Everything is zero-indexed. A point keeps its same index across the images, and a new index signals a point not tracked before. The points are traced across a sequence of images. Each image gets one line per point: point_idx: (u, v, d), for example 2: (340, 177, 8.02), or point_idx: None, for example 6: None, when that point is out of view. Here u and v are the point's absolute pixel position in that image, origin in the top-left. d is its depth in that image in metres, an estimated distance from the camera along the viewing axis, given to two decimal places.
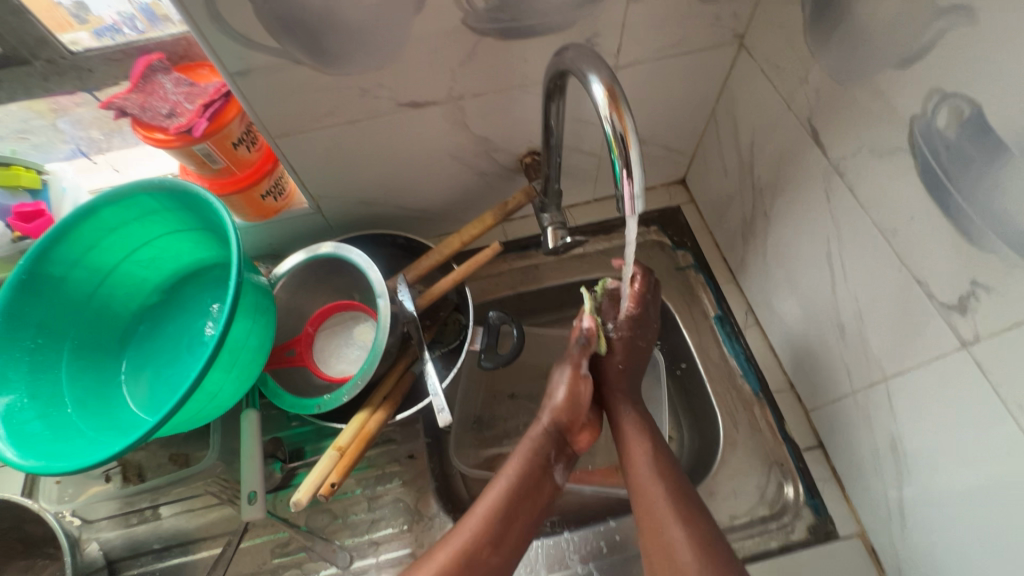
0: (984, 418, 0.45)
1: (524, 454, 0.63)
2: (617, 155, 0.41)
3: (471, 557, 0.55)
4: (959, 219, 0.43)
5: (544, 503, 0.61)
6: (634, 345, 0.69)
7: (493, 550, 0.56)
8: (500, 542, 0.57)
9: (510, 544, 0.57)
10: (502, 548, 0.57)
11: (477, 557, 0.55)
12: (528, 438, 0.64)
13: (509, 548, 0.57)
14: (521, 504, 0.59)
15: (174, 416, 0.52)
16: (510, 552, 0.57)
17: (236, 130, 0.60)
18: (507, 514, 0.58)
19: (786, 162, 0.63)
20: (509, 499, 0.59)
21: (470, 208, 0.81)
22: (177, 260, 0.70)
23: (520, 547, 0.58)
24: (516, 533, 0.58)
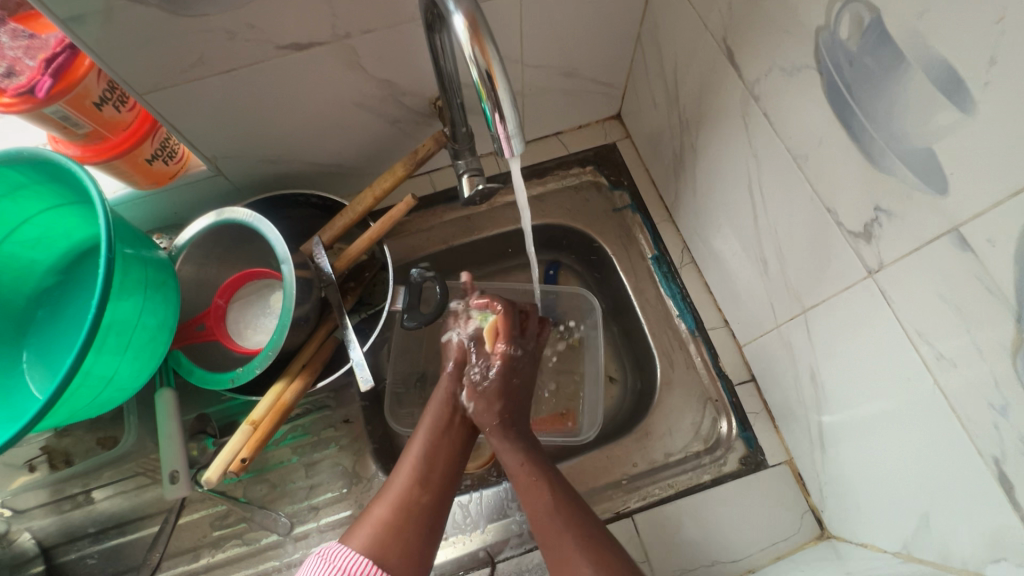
0: (889, 346, 0.45)
1: (435, 402, 0.65)
2: (486, 100, 0.38)
3: (403, 503, 0.55)
4: (864, 141, 0.40)
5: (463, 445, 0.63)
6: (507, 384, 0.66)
7: (423, 490, 0.57)
8: (427, 482, 0.57)
9: (439, 485, 0.58)
10: (432, 488, 0.57)
11: (408, 498, 0.56)
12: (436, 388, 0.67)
13: (438, 487, 0.58)
14: (442, 447, 0.61)
15: (59, 404, 0.49)
16: (440, 493, 0.57)
17: (94, 88, 0.54)
18: (432, 460, 0.59)
19: (708, 90, 0.59)
20: (430, 446, 0.60)
21: (390, 159, 0.76)
22: (68, 237, 0.63)
23: (450, 488, 0.59)
24: (444, 475, 0.59)
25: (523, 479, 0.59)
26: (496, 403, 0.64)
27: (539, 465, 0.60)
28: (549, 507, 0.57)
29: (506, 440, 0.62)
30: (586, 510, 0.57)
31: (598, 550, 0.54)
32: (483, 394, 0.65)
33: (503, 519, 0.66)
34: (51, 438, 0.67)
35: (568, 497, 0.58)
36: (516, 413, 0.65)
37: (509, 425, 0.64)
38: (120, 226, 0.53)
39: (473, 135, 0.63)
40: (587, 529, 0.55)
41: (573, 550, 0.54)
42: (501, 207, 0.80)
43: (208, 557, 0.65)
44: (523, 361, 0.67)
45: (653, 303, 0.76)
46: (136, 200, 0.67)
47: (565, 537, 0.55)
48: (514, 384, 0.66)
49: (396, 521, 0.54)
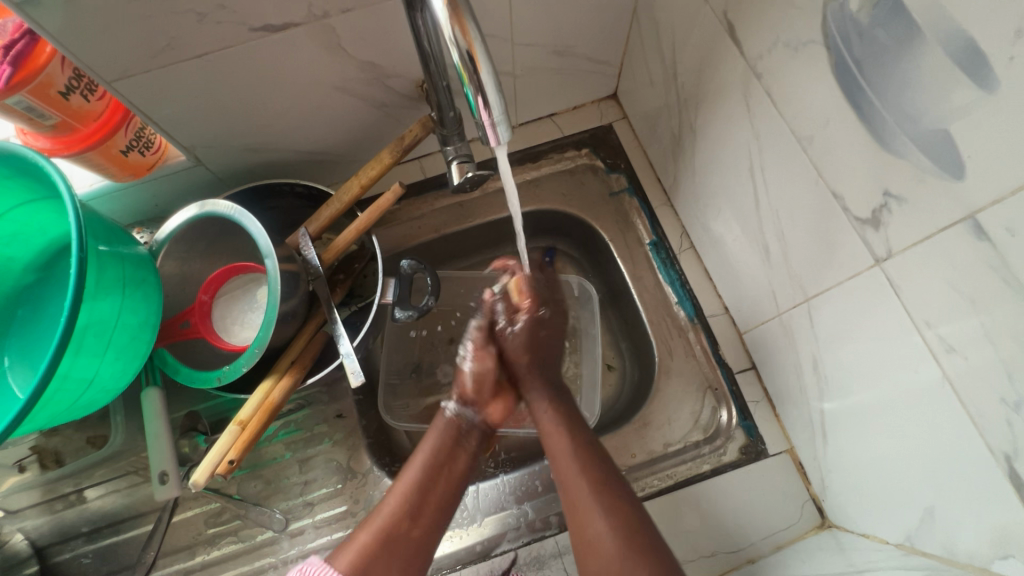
0: (895, 337, 0.43)
1: (434, 432, 0.63)
2: (468, 84, 0.36)
3: (390, 535, 0.54)
4: (873, 122, 0.38)
5: (460, 483, 0.60)
6: (552, 326, 0.69)
7: (414, 523, 0.55)
8: (419, 514, 0.56)
9: (431, 518, 0.56)
10: (423, 520, 0.56)
11: (396, 528, 0.54)
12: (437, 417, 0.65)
13: (430, 520, 0.56)
14: (437, 483, 0.59)
15: (36, 408, 0.47)
16: (432, 526, 0.56)
17: (59, 75, 0.51)
18: (424, 493, 0.57)
19: (708, 67, 0.56)
20: (426, 476, 0.58)
21: (378, 145, 0.73)
22: (45, 233, 0.59)
23: (442, 519, 0.57)
24: (438, 504, 0.58)
25: (550, 429, 0.62)
26: (521, 355, 0.67)
27: (567, 413, 0.63)
28: (569, 453, 0.59)
29: (535, 391, 0.66)
30: (608, 464, 0.59)
31: (618, 506, 0.55)
32: (514, 346, 0.68)
33: (500, 513, 0.65)
34: (40, 437, 0.66)
35: (595, 458, 0.59)
36: (545, 361, 0.68)
37: (538, 373, 0.67)
38: (92, 221, 0.51)
39: (461, 120, 0.60)
40: (612, 484, 0.57)
41: (595, 508, 0.55)
42: (494, 193, 0.78)
43: (203, 555, 0.65)
44: (550, 314, 0.70)
45: (651, 290, 0.74)
46: (114, 192, 0.65)
47: (584, 487, 0.56)
48: (544, 336, 0.68)
49: (380, 551, 0.53)
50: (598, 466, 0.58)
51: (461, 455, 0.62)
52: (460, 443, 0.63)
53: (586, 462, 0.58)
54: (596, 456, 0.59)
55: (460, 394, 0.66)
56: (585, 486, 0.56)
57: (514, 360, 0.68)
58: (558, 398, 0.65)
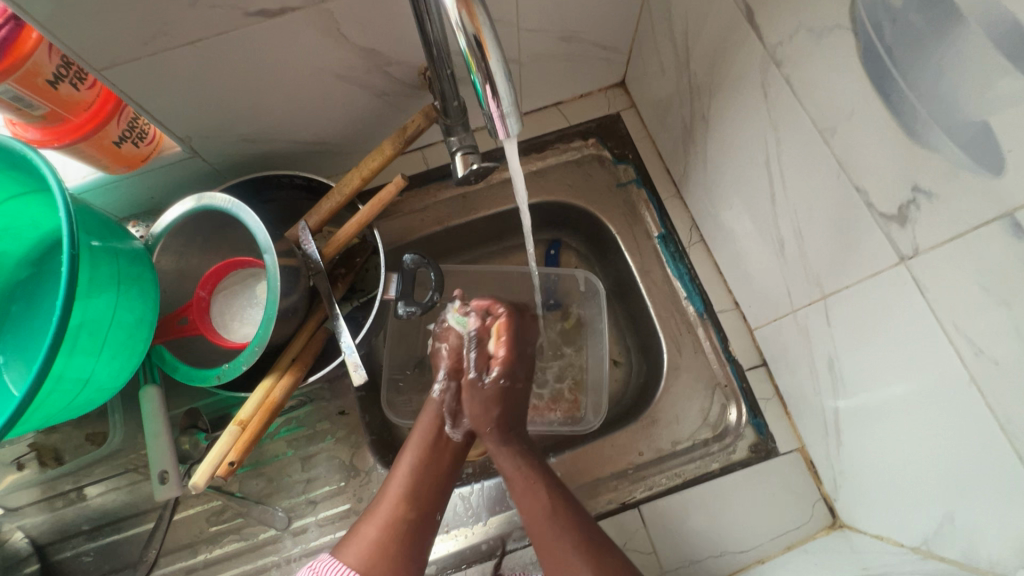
0: (918, 337, 0.41)
1: (426, 417, 0.63)
2: (476, 72, 0.34)
3: (390, 524, 0.55)
4: (904, 113, 0.36)
5: (454, 463, 0.61)
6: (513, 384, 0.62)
7: (411, 507, 0.56)
8: (416, 500, 0.57)
9: (427, 500, 0.57)
10: (420, 504, 0.57)
11: (395, 516, 0.56)
12: (428, 400, 0.64)
13: (426, 505, 0.57)
14: (430, 467, 0.59)
15: (30, 410, 0.46)
16: (429, 510, 0.57)
17: (47, 63, 0.49)
18: (421, 481, 0.58)
19: (724, 55, 0.53)
20: (420, 464, 0.59)
21: (379, 135, 0.71)
22: (38, 227, 0.57)
23: (438, 502, 0.58)
24: (433, 489, 0.58)
25: (521, 484, 0.58)
26: (490, 409, 0.61)
27: (531, 468, 0.59)
28: (544, 510, 0.56)
29: (502, 443, 0.60)
30: (586, 517, 0.56)
31: (602, 570, 0.53)
32: (478, 398, 0.61)
33: (505, 511, 0.64)
34: (39, 435, 0.65)
35: (575, 515, 0.56)
36: (511, 415, 0.62)
37: (505, 427, 0.61)
38: (84, 216, 0.49)
39: (465, 109, 0.58)
40: (594, 540, 0.55)
41: (581, 567, 0.53)
42: (498, 184, 0.76)
43: (206, 552, 0.64)
44: (519, 366, 0.63)
45: (659, 284, 0.72)
46: (108, 184, 0.63)
47: (566, 545, 0.54)
48: (511, 388, 0.63)
49: (384, 540, 0.54)
50: (575, 527, 0.55)
51: (452, 435, 0.62)
52: (451, 424, 0.62)
53: (563, 521, 0.55)
54: (572, 515, 0.56)
55: (445, 366, 0.63)
56: (567, 543, 0.54)
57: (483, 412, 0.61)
58: (528, 451, 0.60)
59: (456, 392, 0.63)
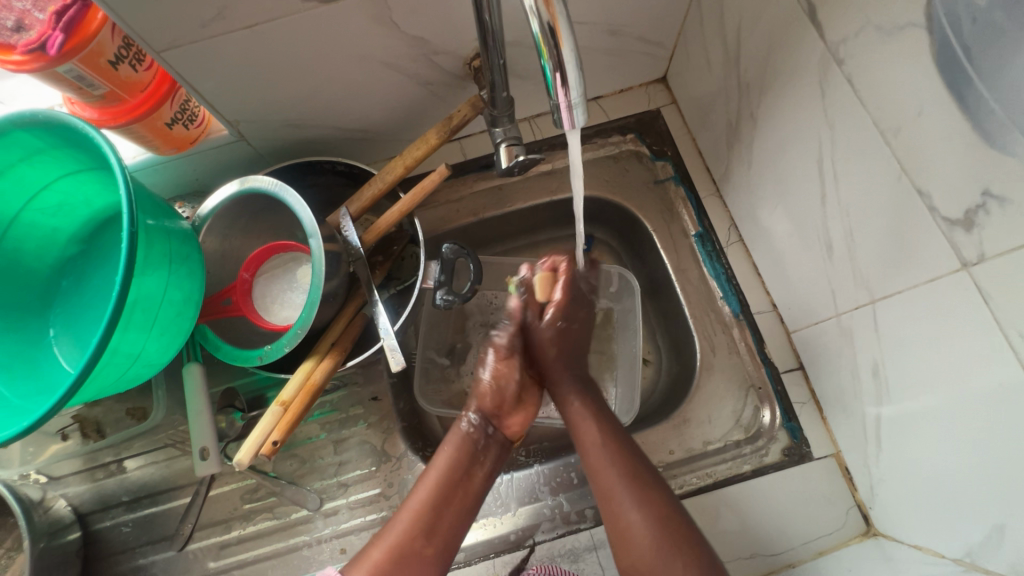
0: (975, 341, 0.41)
1: (449, 448, 0.61)
2: (547, 59, 0.35)
3: (403, 553, 0.53)
4: (977, 114, 0.36)
5: (473, 499, 0.59)
6: (569, 327, 0.68)
7: (428, 540, 0.55)
8: (433, 533, 0.55)
9: (444, 536, 0.56)
10: (438, 538, 0.55)
11: (407, 545, 0.54)
12: (453, 431, 0.63)
13: (444, 540, 0.55)
14: (450, 499, 0.57)
15: (86, 382, 0.47)
16: (445, 546, 0.56)
17: (110, 44, 0.50)
18: (438, 514, 0.56)
19: (780, 51, 0.52)
20: (442, 496, 0.57)
21: (421, 124, 0.71)
22: (89, 205, 0.58)
23: (457, 537, 0.57)
24: (453, 525, 0.57)
25: (577, 417, 0.63)
26: (550, 348, 0.67)
27: (594, 405, 0.64)
28: (604, 461, 0.58)
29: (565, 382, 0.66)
30: (639, 455, 0.59)
31: (649, 498, 0.55)
32: (537, 338, 0.67)
33: (534, 503, 0.64)
34: (81, 407, 0.67)
35: (623, 447, 0.59)
36: (571, 354, 0.68)
37: (567, 365, 0.67)
38: (141, 195, 0.50)
39: (512, 100, 0.58)
40: (639, 468, 0.58)
41: (627, 496, 0.56)
42: (535, 177, 0.76)
43: (239, 529, 0.65)
44: (574, 309, 0.69)
45: (695, 283, 0.71)
46: (157, 165, 0.64)
47: (612, 475, 0.57)
48: (567, 329, 0.68)
49: (392, 570, 0.52)
50: (628, 458, 0.58)
51: (477, 472, 0.60)
52: (477, 462, 0.61)
53: (614, 453, 0.58)
54: (626, 450, 0.58)
55: (480, 407, 0.64)
56: (614, 471, 0.57)
57: (541, 353, 0.67)
58: (586, 391, 0.65)
59: (489, 433, 0.63)
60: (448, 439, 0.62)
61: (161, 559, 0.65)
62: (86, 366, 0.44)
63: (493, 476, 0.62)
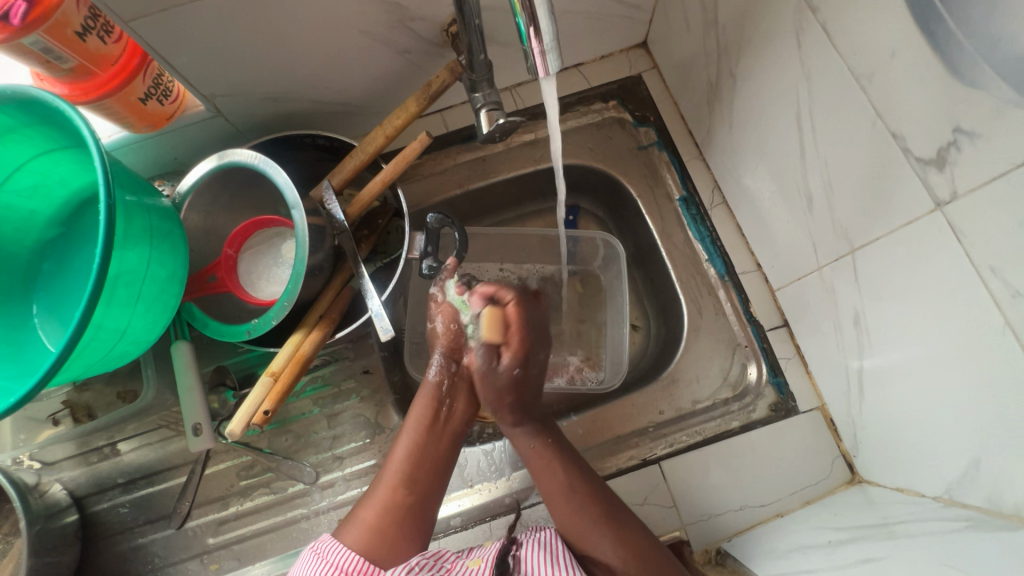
0: (953, 283, 0.42)
1: (421, 400, 0.60)
2: (521, 14, 0.36)
3: (390, 506, 0.53)
4: (948, 51, 0.36)
5: (450, 441, 0.58)
6: (522, 375, 0.58)
7: (411, 490, 0.55)
8: (416, 482, 0.55)
9: (427, 480, 0.56)
10: (418, 485, 0.55)
11: (394, 500, 0.54)
12: (424, 383, 0.60)
13: (426, 487, 0.55)
14: (426, 447, 0.57)
15: (71, 359, 0.47)
16: (427, 493, 0.55)
17: (75, 14, 0.50)
18: (417, 464, 0.56)
19: (759, 6, 0.52)
20: (417, 448, 0.57)
21: (400, 96, 0.71)
22: (66, 185, 0.57)
23: (439, 482, 0.56)
24: (432, 471, 0.56)
25: (536, 463, 0.57)
26: (505, 393, 0.58)
27: (554, 446, 0.57)
28: (563, 487, 0.55)
29: (520, 423, 0.59)
30: (585, 467, 0.57)
31: (625, 537, 0.52)
32: (490, 382, 0.58)
33: (528, 467, 0.65)
34: (71, 392, 0.67)
35: (592, 491, 0.55)
36: (527, 396, 0.59)
37: (522, 411, 0.59)
38: (118, 171, 0.50)
39: (491, 64, 0.57)
40: (608, 510, 0.54)
41: (596, 530, 0.53)
42: (518, 147, 0.75)
43: (237, 505, 0.66)
44: (536, 349, 0.58)
45: (680, 247, 0.72)
46: (134, 143, 0.64)
47: (583, 522, 0.53)
48: (525, 374, 0.58)
49: (384, 523, 0.53)
50: (596, 500, 0.54)
51: (450, 414, 0.59)
52: (446, 406, 0.59)
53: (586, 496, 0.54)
54: (600, 498, 0.54)
55: (441, 349, 0.59)
56: (588, 515, 0.53)
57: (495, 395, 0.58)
58: (543, 427, 0.59)
59: (453, 372, 0.59)
60: (421, 390, 0.60)
61: (161, 537, 0.66)
62: (71, 341, 0.44)
63: (470, 416, 0.61)
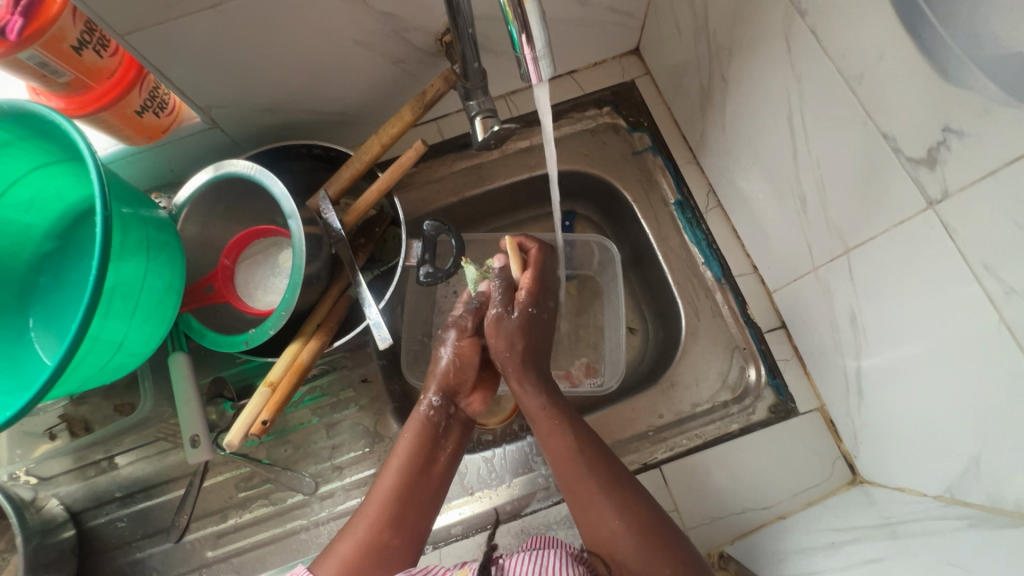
0: (948, 280, 0.42)
1: (409, 432, 0.56)
2: (513, 22, 0.36)
3: (371, 546, 0.50)
4: (937, 53, 0.37)
5: (439, 483, 0.55)
6: (536, 319, 0.58)
7: (395, 530, 0.51)
8: (401, 522, 0.52)
9: (412, 521, 0.52)
10: (404, 528, 0.52)
11: (377, 539, 0.50)
12: (413, 415, 0.58)
13: (412, 527, 0.52)
14: (416, 486, 0.53)
15: (67, 371, 0.47)
16: (415, 532, 0.52)
17: (71, 29, 0.50)
18: (405, 503, 0.52)
19: (747, 10, 0.53)
20: (406, 481, 0.53)
21: (395, 104, 0.71)
22: (62, 199, 0.57)
23: (424, 523, 0.53)
24: (420, 511, 0.53)
25: (546, 426, 0.54)
26: (517, 340, 0.56)
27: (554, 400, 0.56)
28: (573, 451, 0.53)
29: (526, 381, 0.56)
30: (614, 460, 0.54)
31: (632, 504, 0.50)
32: (504, 330, 0.56)
33: (528, 473, 0.65)
34: (68, 406, 0.66)
35: (597, 451, 0.53)
36: (535, 348, 0.57)
37: (530, 361, 0.56)
38: (114, 183, 0.50)
39: (485, 72, 0.57)
40: (619, 479, 0.52)
41: (606, 504, 0.50)
42: (513, 153, 0.76)
43: (236, 517, 0.66)
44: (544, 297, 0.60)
45: (676, 251, 0.72)
46: (130, 156, 0.64)
47: (592, 486, 0.51)
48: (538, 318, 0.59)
49: (362, 562, 0.49)
50: (602, 466, 0.52)
51: (444, 453, 0.56)
52: (441, 445, 0.57)
53: (629, 522, 0.49)
54: (651, 528, 0.49)
55: (440, 386, 0.58)
56: (592, 482, 0.51)
57: (507, 345, 0.56)
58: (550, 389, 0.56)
59: (451, 413, 0.58)
60: (409, 422, 0.57)
61: (159, 551, 0.65)
62: (69, 354, 0.44)
63: (459, 454, 0.58)
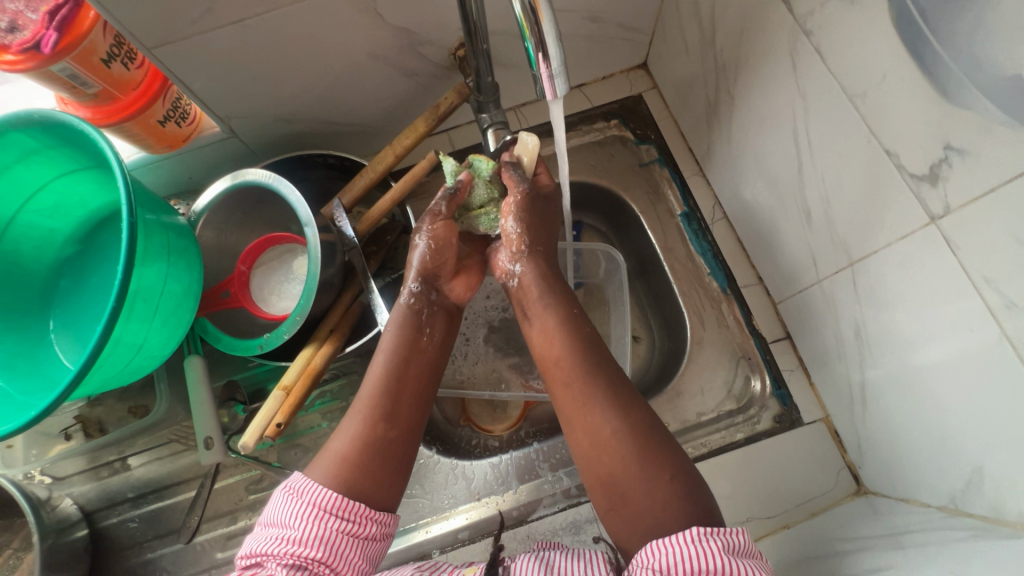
0: (951, 293, 0.43)
1: (392, 325, 0.56)
2: (530, 39, 0.37)
3: (365, 439, 0.49)
4: (937, 73, 0.38)
5: (428, 374, 0.55)
6: (551, 207, 0.61)
7: (390, 424, 0.50)
8: (395, 416, 0.51)
9: (406, 415, 0.51)
10: (398, 422, 0.51)
11: (372, 434, 0.49)
12: (395, 308, 0.57)
13: (407, 421, 0.51)
14: (404, 374, 0.53)
15: (89, 373, 0.48)
16: (410, 425, 0.51)
17: (102, 43, 0.52)
18: (395, 394, 0.52)
19: (752, 29, 0.54)
20: (395, 370, 0.53)
21: (408, 116, 0.73)
22: (85, 204, 0.59)
23: (418, 416, 0.52)
24: (413, 405, 0.52)
25: (550, 333, 0.54)
26: (541, 220, 0.59)
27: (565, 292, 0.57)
28: (578, 351, 0.53)
29: (545, 262, 0.59)
30: (610, 361, 0.53)
31: (625, 404, 0.49)
32: (534, 210, 0.59)
33: (534, 479, 0.66)
34: (84, 407, 0.68)
35: (598, 356, 0.52)
36: (549, 231, 0.61)
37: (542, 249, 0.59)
38: (139, 191, 0.51)
39: (498, 86, 0.59)
40: (615, 380, 0.51)
41: (603, 404, 0.49)
42: None
43: (245, 520, 0.66)
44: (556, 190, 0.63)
45: (683, 261, 0.73)
46: (151, 164, 0.66)
47: (595, 397, 0.50)
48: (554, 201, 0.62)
49: (357, 456, 0.48)
50: (601, 366, 0.51)
51: (429, 336, 0.57)
52: (425, 334, 0.57)
53: (614, 404, 0.49)
54: (646, 429, 0.48)
55: (421, 271, 0.57)
56: (601, 399, 0.49)
57: (534, 229, 0.59)
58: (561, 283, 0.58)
59: (432, 300, 0.58)
60: (391, 317, 0.57)
61: (169, 552, 0.66)
62: (93, 355, 0.45)
63: (445, 344, 0.58)
